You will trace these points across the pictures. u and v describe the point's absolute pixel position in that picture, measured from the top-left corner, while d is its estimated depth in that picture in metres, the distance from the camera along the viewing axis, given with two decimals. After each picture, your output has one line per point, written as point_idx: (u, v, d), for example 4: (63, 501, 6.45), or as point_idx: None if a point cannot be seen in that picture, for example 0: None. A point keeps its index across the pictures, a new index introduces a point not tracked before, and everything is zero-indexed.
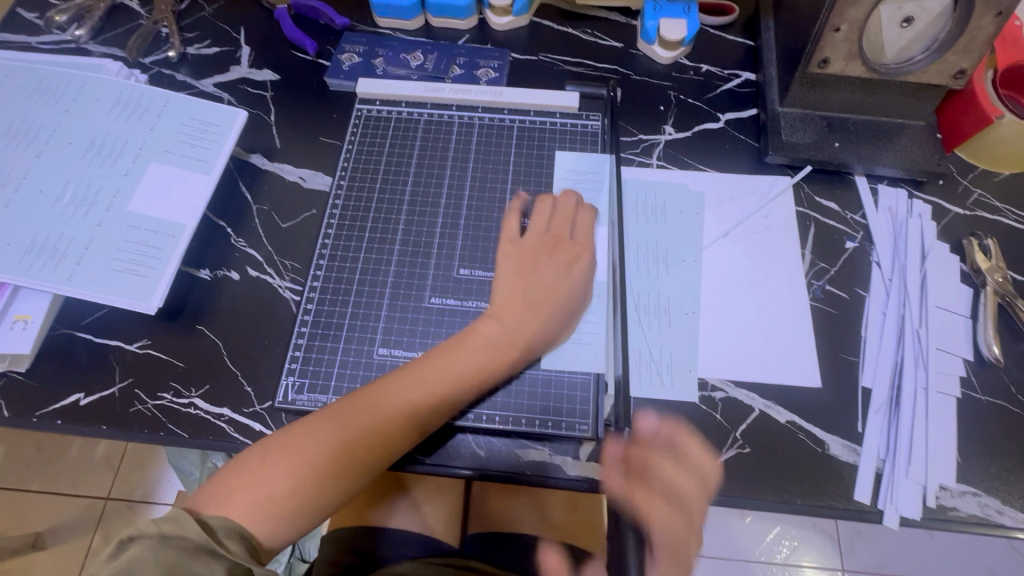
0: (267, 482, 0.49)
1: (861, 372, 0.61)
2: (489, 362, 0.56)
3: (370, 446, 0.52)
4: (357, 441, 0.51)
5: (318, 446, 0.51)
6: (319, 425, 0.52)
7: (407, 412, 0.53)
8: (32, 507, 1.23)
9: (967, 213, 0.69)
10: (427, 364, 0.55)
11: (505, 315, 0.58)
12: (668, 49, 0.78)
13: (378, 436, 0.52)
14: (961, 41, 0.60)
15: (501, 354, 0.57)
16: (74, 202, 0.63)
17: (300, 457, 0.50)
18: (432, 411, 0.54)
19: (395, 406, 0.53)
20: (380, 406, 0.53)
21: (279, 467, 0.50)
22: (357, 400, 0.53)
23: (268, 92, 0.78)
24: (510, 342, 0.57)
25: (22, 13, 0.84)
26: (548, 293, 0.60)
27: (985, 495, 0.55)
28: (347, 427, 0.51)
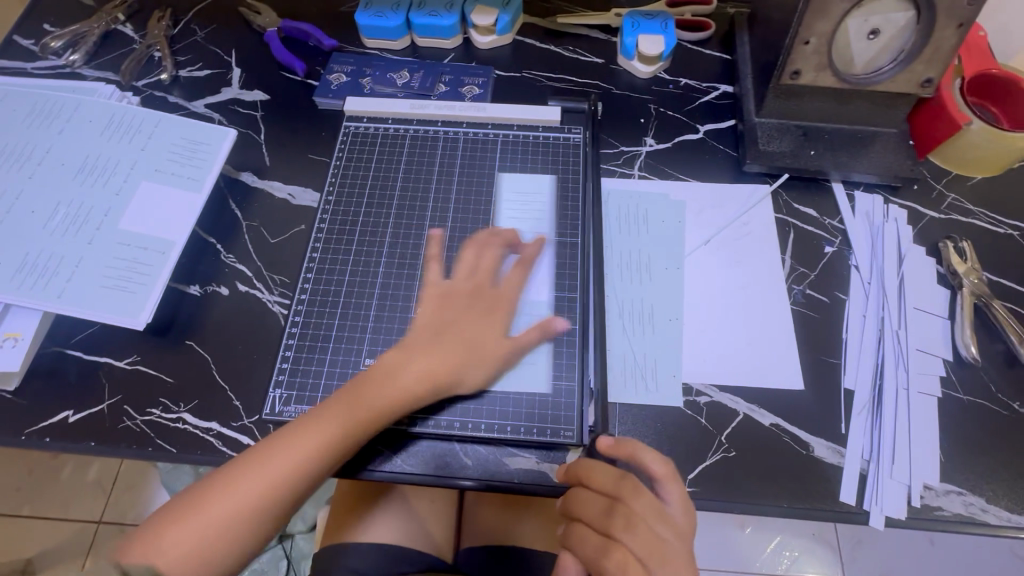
0: (201, 528, 0.48)
1: (843, 374, 0.62)
2: (415, 387, 0.54)
3: (302, 480, 0.51)
4: (285, 478, 0.50)
5: (249, 486, 0.49)
6: (249, 463, 0.50)
7: (333, 444, 0.51)
8: (23, 532, 1.22)
9: (942, 216, 0.70)
10: (354, 390, 0.54)
11: (427, 339, 0.57)
12: (647, 64, 0.80)
13: (308, 469, 0.51)
14: (926, 51, 0.62)
15: (425, 378, 0.55)
16: (65, 222, 0.64)
17: (229, 500, 0.49)
18: (362, 437, 0.53)
19: (327, 439, 0.51)
20: (309, 440, 0.51)
21: (211, 511, 0.48)
22: (282, 436, 0.52)
23: (258, 112, 0.80)
24: (426, 368, 0.55)
25: (19, 40, 0.87)
26: (472, 322, 0.58)
27: (970, 494, 0.56)
28: (275, 466, 0.50)
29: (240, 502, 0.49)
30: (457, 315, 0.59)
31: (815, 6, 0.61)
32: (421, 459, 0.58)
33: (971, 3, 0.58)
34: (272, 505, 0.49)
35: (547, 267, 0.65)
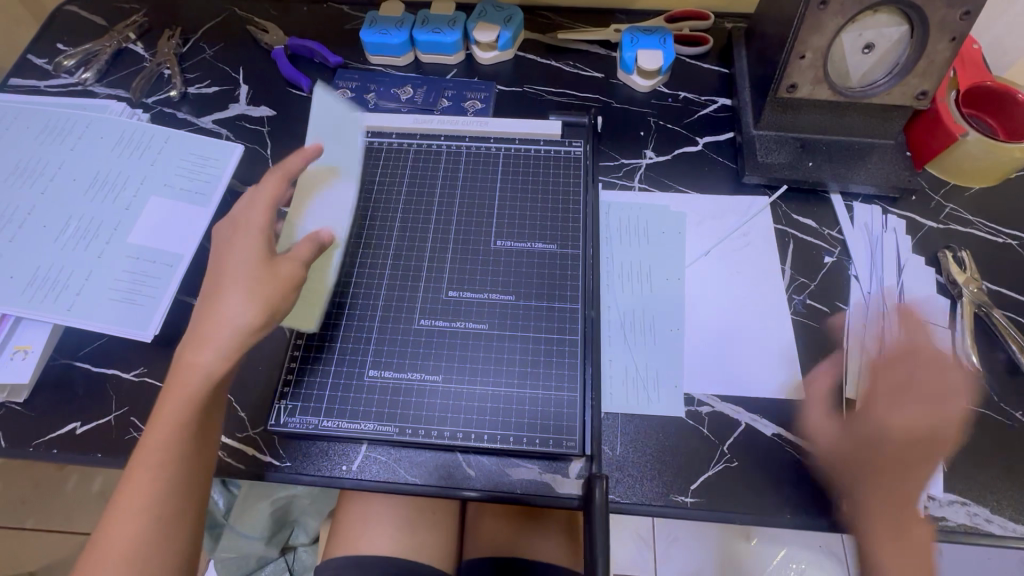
0: (106, 568, 0.43)
1: (845, 384, 0.62)
2: (194, 380, 0.49)
3: (185, 472, 0.48)
4: (161, 482, 0.46)
5: (132, 506, 0.45)
6: (127, 487, 0.46)
7: (188, 424, 0.48)
8: (27, 544, 1.22)
9: (940, 226, 0.71)
10: (172, 387, 0.50)
11: (202, 326, 0.51)
12: (646, 78, 0.81)
13: (183, 459, 0.48)
14: (920, 65, 0.64)
15: (200, 372, 0.50)
16: (75, 236, 0.65)
17: (122, 532, 0.44)
18: (203, 420, 0.50)
19: (171, 430, 0.48)
20: (159, 438, 0.48)
21: (108, 545, 0.44)
22: (139, 447, 0.47)
23: (265, 127, 0.81)
24: (196, 353, 0.50)
25: (33, 59, 0.89)
26: (240, 303, 0.51)
27: (974, 504, 0.56)
28: (152, 483, 0.46)
29: (126, 531, 0.44)
30: (216, 309, 0.51)
31: (810, 21, 0.62)
32: (424, 470, 0.58)
33: (963, 18, 0.59)
34: (164, 515, 0.46)
35: (549, 279, 0.66)
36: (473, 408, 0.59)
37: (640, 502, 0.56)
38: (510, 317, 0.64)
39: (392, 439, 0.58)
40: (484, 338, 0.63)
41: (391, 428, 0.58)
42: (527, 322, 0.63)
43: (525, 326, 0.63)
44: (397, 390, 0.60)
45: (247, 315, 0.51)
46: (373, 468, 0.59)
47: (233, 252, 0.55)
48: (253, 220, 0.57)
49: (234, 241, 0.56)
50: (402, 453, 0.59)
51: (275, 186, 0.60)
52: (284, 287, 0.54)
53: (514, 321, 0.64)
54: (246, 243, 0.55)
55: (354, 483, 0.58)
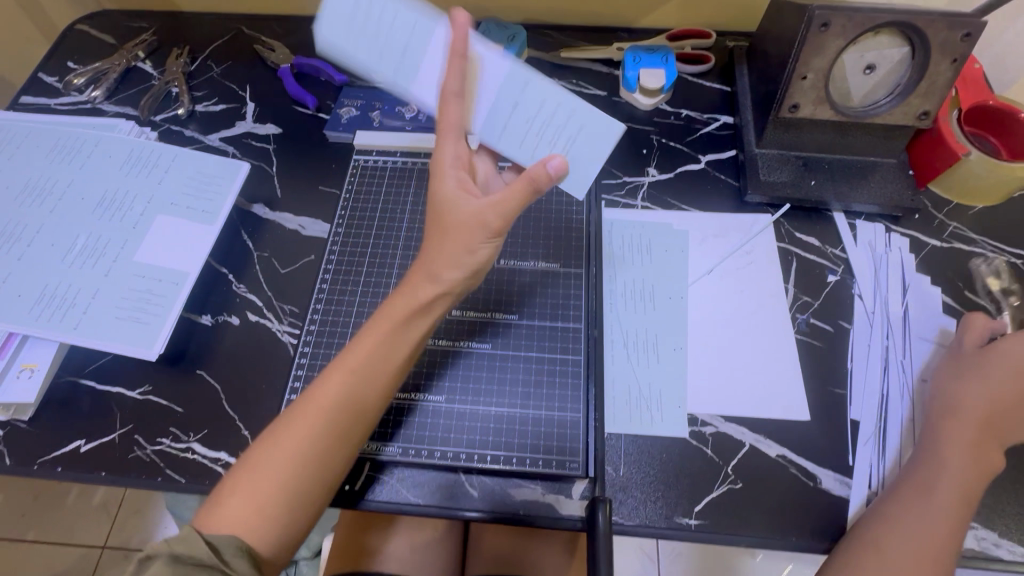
0: (254, 485, 0.48)
1: (849, 404, 0.62)
2: (370, 355, 0.53)
3: (335, 434, 0.51)
4: (311, 437, 0.50)
5: (282, 447, 0.49)
6: (294, 418, 0.51)
7: (368, 376, 0.53)
8: (28, 557, 1.22)
9: (944, 244, 0.71)
10: (360, 338, 0.54)
11: (418, 289, 0.54)
12: (649, 96, 0.82)
13: (337, 426, 0.51)
14: (921, 86, 0.64)
15: (379, 347, 0.53)
16: (83, 254, 0.66)
17: (269, 465, 0.49)
18: (366, 394, 0.53)
19: (335, 393, 0.51)
20: (321, 398, 0.51)
21: (256, 471, 0.49)
22: (305, 399, 0.52)
23: (271, 144, 0.82)
24: (385, 324, 0.54)
25: (43, 77, 0.90)
26: (444, 256, 0.53)
27: (982, 528, 0.55)
28: (311, 421, 0.50)
29: (274, 467, 0.49)
30: (435, 264, 0.54)
31: (811, 43, 0.62)
32: (427, 491, 0.58)
33: (963, 39, 0.60)
34: (305, 465, 0.50)
35: (552, 298, 0.66)
36: (475, 429, 0.59)
37: (643, 524, 0.56)
38: (513, 336, 0.64)
39: (394, 459, 0.58)
40: (487, 358, 0.63)
41: (394, 448, 0.58)
42: (530, 342, 0.64)
43: (528, 345, 0.64)
44: (412, 408, 0.60)
45: (485, 254, 0.54)
46: (376, 487, 0.58)
47: (442, 179, 0.55)
48: (462, 157, 0.56)
49: (446, 184, 0.55)
50: (405, 472, 0.59)
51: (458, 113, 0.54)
52: (484, 231, 0.53)
53: (517, 340, 0.64)
54: (459, 191, 0.55)
55: (359, 502, 0.58)
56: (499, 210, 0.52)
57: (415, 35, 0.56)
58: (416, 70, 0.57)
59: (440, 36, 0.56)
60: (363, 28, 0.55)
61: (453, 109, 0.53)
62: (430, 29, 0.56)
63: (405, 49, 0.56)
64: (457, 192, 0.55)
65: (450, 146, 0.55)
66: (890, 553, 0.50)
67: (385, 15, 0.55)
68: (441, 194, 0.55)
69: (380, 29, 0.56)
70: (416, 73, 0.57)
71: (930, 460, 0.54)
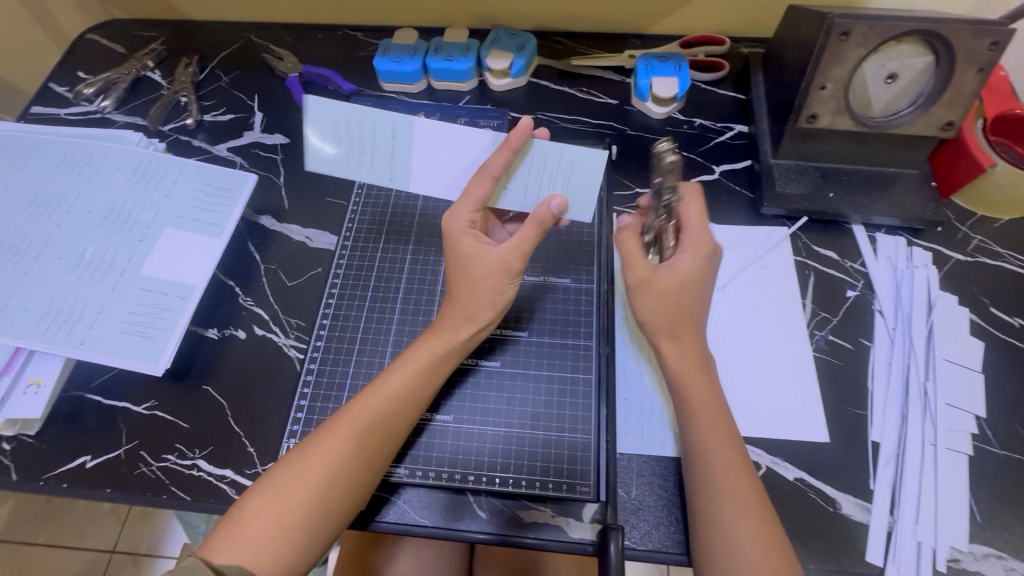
0: (276, 506, 0.47)
1: (870, 426, 0.60)
2: (408, 385, 0.53)
3: (366, 460, 0.50)
4: (342, 460, 0.49)
5: (312, 468, 0.49)
6: (326, 438, 0.50)
7: (405, 404, 0.53)
8: (40, 560, 1.22)
9: (968, 259, 0.68)
10: (398, 363, 0.55)
11: (453, 321, 0.56)
12: (661, 105, 0.80)
13: (368, 451, 0.51)
14: (946, 96, 0.62)
15: (418, 377, 0.54)
16: (90, 268, 0.66)
17: (297, 485, 0.48)
18: (400, 423, 0.53)
19: (371, 418, 0.51)
20: (356, 422, 0.51)
21: (283, 489, 0.48)
22: (343, 412, 0.52)
23: (279, 155, 0.82)
24: (426, 357, 0.55)
25: (54, 87, 0.91)
26: (478, 297, 0.55)
27: (1011, 558, 0.53)
28: (342, 443, 0.50)
29: (303, 487, 0.48)
30: (466, 300, 0.56)
31: (831, 52, 0.60)
32: (436, 511, 0.57)
33: (991, 48, 0.58)
34: (333, 489, 0.49)
35: (563, 314, 0.65)
36: (483, 450, 0.58)
37: (658, 549, 0.54)
38: (522, 353, 0.63)
39: (401, 481, 0.57)
40: (495, 376, 0.62)
41: (401, 469, 0.57)
42: (539, 360, 0.63)
43: (537, 363, 0.63)
44: (420, 428, 0.59)
45: (510, 294, 0.56)
46: (385, 507, 0.57)
47: (456, 237, 0.55)
48: (477, 218, 0.56)
49: (462, 239, 0.55)
50: (412, 493, 0.58)
51: (486, 188, 0.54)
52: (508, 274, 0.55)
53: (526, 358, 0.63)
54: (476, 244, 0.56)
55: (365, 522, 0.57)
56: (519, 254, 0.54)
57: (398, 137, 0.56)
58: (409, 167, 0.57)
59: (423, 133, 0.55)
60: (347, 145, 0.56)
61: (480, 185, 0.54)
62: (411, 130, 0.55)
63: (390, 150, 0.56)
64: (473, 246, 0.55)
65: (462, 210, 0.54)
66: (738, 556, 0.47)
67: (364, 128, 0.55)
68: (457, 247, 0.56)
69: (364, 148, 0.56)
70: (409, 170, 0.57)
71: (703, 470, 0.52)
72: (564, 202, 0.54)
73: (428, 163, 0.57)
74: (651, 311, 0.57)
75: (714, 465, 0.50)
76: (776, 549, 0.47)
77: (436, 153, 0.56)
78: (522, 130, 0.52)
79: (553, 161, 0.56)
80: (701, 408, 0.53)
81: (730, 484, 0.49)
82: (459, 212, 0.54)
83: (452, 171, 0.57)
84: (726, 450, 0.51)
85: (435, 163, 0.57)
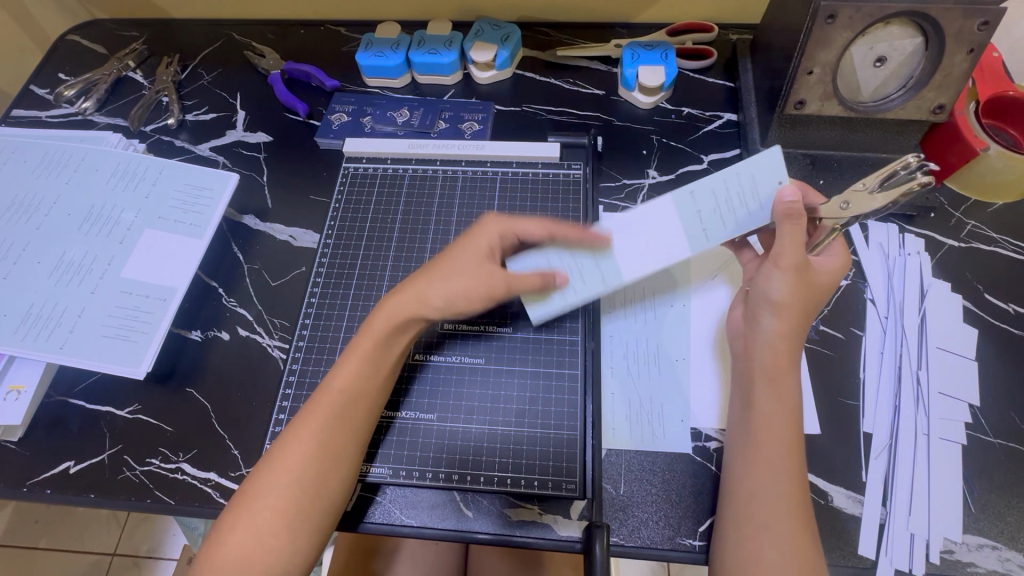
0: (252, 517, 0.47)
1: (861, 417, 0.59)
2: (357, 374, 0.52)
3: (330, 458, 0.49)
4: (307, 464, 0.49)
5: (279, 476, 0.48)
6: (290, 444, 0.49)
7: (359, 394, 0.52)
8: (39, 565, 1.19)
9: (961, 245, 0.67)
10: (348, 354, 0.54)
11: (399, 304, 0.54)
12: (648, 94, 0.79)
13: (332, 449, 0.50)
14: (935, 79, 0.60)
15: (366, 364, 0.53)
16: (69, 272, 0.65)
17: (269, 493, 0.47)
18: (359, 416, 0.52)
19: (326, 416, 0.50)
20: (313, 423, 0.50)
21: (255, 500, 0.47)
22: (304, 414, 0.51)
23: (262, 153, 0.81)
24: (370, 342, 0.53)
25: (34, 89, 0.89)
26: (438, 286, 0.54)
27: (1006, 548, 0.52)
28: (305, 444, 0.49)
29: (274, 496, 0.47)
30: (429, 284, 0.55)
31: (818, 36, 0.59)
32: (423, 512, 0.56)
33: (981, 28, 0.56)
34: (304, 493, 0.48)
35: None
36: (468, 447, 0.58)
37: (646, 545, 0.54)
38: (507, 350, 0.63)
39: (384, 481, 0.56)
40: (481, 373, 0.61)
41: (384, 469, 0.57)
42: (526, 357, 0.62)
43: (523, 361, 0.62)
44: (385, 426, 0.59)
45: (476, 308, 0.56)
46: (371, 509, 0.57)
47: (485, 232, 0.56)
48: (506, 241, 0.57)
49: (486, 240, 0.56)
50: (395, 492, 0.57)
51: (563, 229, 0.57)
52: (488, 290, 0.55)
53: (512, 355, 0.62)
54: (489, 250, 0.56)
55: (350, 524, 0.56)
56: (508, 283, 0.55)
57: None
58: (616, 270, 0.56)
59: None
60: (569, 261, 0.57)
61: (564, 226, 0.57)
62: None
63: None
64: (487, 249, 0.56)
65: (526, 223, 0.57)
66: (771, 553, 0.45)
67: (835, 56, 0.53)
68: (472, 242, 0.56)
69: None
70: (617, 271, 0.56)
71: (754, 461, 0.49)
72: (565, 280, 0.56)
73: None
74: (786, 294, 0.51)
75: (767, 467, 0.48)
76: (808, 556, 0.45)
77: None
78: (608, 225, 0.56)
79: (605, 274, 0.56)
80: (763, 398, 0.51)
81: (781, 487, 0.47)
82: (494, 226, 0.57)
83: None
84: (782, 446, 0.49)
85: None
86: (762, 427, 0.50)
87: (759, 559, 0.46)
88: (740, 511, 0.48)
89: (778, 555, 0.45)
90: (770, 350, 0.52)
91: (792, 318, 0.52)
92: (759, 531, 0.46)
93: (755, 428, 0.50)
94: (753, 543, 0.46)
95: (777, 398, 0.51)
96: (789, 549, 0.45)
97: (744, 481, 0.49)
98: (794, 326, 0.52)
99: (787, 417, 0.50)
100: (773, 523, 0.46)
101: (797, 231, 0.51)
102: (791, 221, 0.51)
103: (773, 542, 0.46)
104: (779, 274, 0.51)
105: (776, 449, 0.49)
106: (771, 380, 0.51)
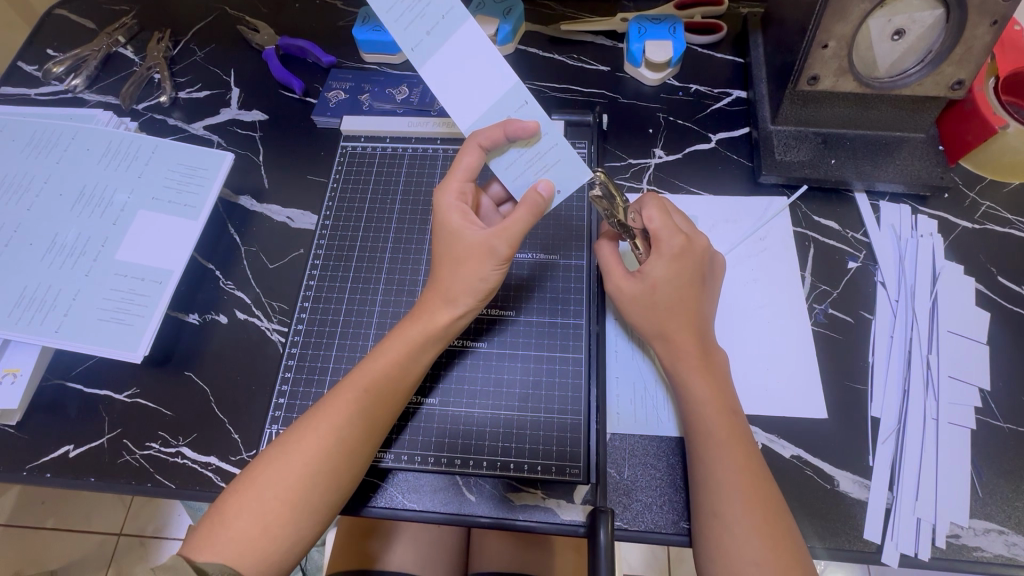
0: (254, 505, 0.46)
1: (869, 401, 0.58)
2: (386, 373, 0.52)
3: (345, 455, 0.49)
4: (323, 459, 0.48)
5: (291, 465, 0.47)
6: (303, 434, 0.49)
7: (380, 393, 0.51)
8: (46, 544, 1.20)
9: (975, 226, 0.65)
10: (375, 354, 0.53)
11: (430, 308, 0.54)
12: (655, 71, 0.77)
13: (349, 444, 0.49)
14: (955, 53, 0.58)
15: (396, 367, 0.52)
16: (63, 254, 0.64)
17: (278, 482, 0.47)
18: (381, 414, 0.51)
19: (348, 412, 0.49)
20: (334, 416, 0.49)
21: (263, 487, 0.47)
22: (322, 407, 0.50)
23: (257, 132, 0.78)
24: (403, 344, 0.53)
25: (22, 66, 0.87)
26: (457, 281, 0.52)
27: (1012, 533, 0.52)
28: (319, 438, 0.48)
29: (281, 485, 0.47)
30: (446, 277, 0.53)
31: (833, 6, 0.56)
32: (433, 498, 0.56)
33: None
34: (316, 485, 0.47)
35: (557, 291, 0.64)
36: (470, 432, 0.57)
37: (649, 529, 0.53)
38: (511, 333, 0.62)
39: (392, 468, 0.56)
40: (481, 357, 0.61)
41: (387, 454, 0.56)
42: (529, 341, 0.61)
43: (526, 344, 0.61)
44: (410, 413, 0.58)
45: (494, 279, 0.53)
46: (377, 494, 0.56)
47: (445, 210, 0.54)
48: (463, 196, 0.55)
49: (450, 215, 0.53)
50: (400, 477, 0.57)
51: (471, 160, 0.52)
52: (493, 257, 0.52)
53: (515, 339, 0.61)
54: (464, 221, 0.53)
55: (355, 508, 0.56)
56: (507, 238, 0.51)
57: (447, 20, 0.48)
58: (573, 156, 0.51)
59: (469, 41, 0.48)
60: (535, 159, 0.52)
61: (467, 158, 0.52)
62: (462, 25, 0.47)
63: (431, 25, 0.48)
64: (461, 220, 0.53)
65: (452, 182, 0.54)
66: (733, 548, 0.45)
67: None
68: (444, 224, 0.54)
69: (413, 9, 0.48)
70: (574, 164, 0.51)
71: (714, 449, 0.49)
72: (547, 190, 0.51)
73: (447, 68, 0.49)
74: (670, 293, 0.54)
75: (714, 455, 0.49)
76: (786, 551, 0.45)
77: (461, 65, 0.48)
78: (525, 131, 0.49)
79: (544, 146, 0.51)
80: (702, 393, 0.52)
81: (727, 473, 0.48)
82: (445, 188, 0.55)
83: (478, 100, 0.49)
84: (723, 441, 0.50)
85: (457, 84, 0.49)
86: (701, 417, 0.51)
87: (718, 546, 0.46)
88: (698, 498, 0.49)
89: (743, 547, 0.45)
90: (682, 344, 0.54)
91: (686, 316, 0.54)
92: (715, 521, 0.47)
93: (693, 420, 0.52)
94: (706, 531, 0.47)
95: (702, 388, 0.52)
96: (754, 542, 0.45)
97: (705, 476, 0.49)
98: (696, 322, 0.54)
99: (719, 410, 0.51)
100: (724, 510, 0.47)
101: (665, 220, 0.56)
102: (652, 207, 0.57)
103: (738, 532, 0.46)
104: (657, 259, 0.55)
105: (719, 435, 0.50)
106: (696, 374, 0.53)
